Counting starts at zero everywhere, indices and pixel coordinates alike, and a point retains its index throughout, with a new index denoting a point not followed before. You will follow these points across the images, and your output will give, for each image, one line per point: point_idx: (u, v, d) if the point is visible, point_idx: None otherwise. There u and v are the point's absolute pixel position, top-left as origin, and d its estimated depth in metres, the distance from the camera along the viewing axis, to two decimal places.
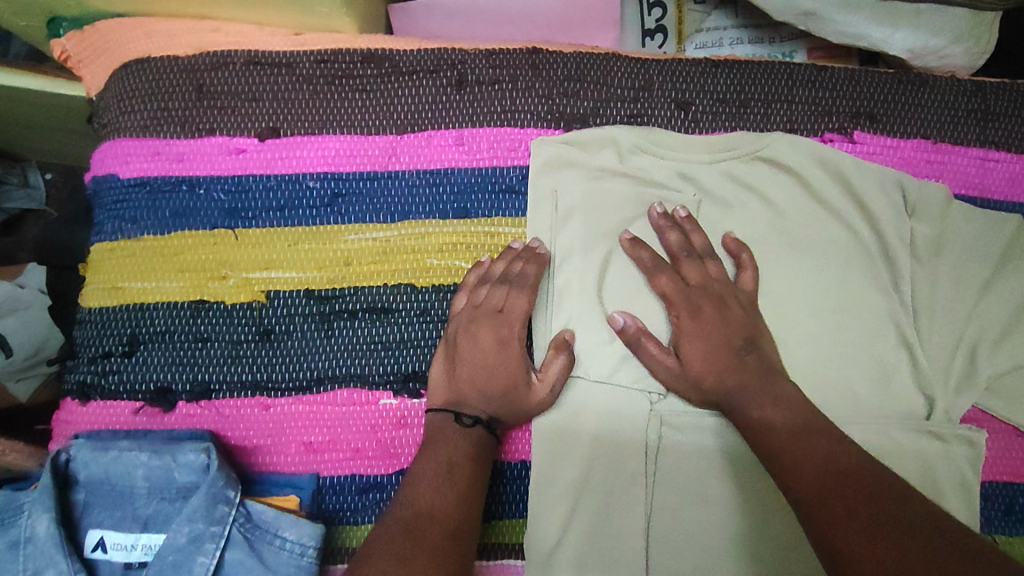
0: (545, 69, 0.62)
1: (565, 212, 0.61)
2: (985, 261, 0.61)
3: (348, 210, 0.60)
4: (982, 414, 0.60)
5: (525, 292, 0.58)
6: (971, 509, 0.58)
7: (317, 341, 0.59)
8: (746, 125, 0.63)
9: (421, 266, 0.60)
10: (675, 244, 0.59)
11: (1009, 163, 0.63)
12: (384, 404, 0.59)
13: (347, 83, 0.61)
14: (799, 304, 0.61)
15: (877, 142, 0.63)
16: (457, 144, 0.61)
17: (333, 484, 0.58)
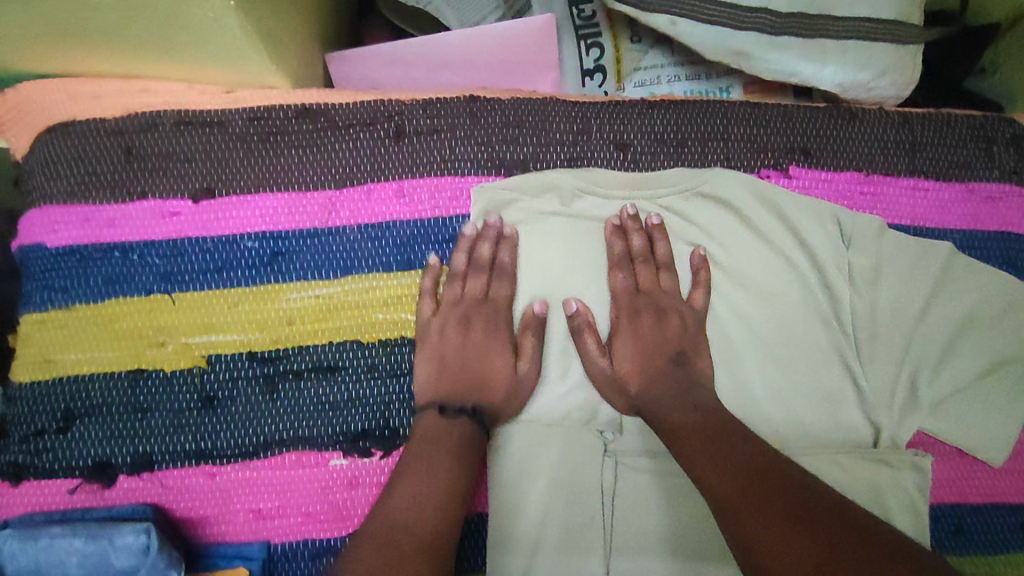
0: (483, 117, 0.62)
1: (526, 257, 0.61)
2: (922, 286, 0.61)
3: (289, 268, 0.59)
4: (927, 437, 0.61)
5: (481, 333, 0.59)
6: (924, 535, 0.58)
7: (261, 404, 0.57)
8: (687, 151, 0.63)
9: (367, 320, 0.59)
10: (637, 271, 0.60)
11: (939, 191, 0.63)
12: (335, 464, 0.57)
13: (282, 140, 0.60)
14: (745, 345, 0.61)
15: (811, 176, 0.63)
16: (398, 196, 0.60)
17: (285, 551, 0.56)
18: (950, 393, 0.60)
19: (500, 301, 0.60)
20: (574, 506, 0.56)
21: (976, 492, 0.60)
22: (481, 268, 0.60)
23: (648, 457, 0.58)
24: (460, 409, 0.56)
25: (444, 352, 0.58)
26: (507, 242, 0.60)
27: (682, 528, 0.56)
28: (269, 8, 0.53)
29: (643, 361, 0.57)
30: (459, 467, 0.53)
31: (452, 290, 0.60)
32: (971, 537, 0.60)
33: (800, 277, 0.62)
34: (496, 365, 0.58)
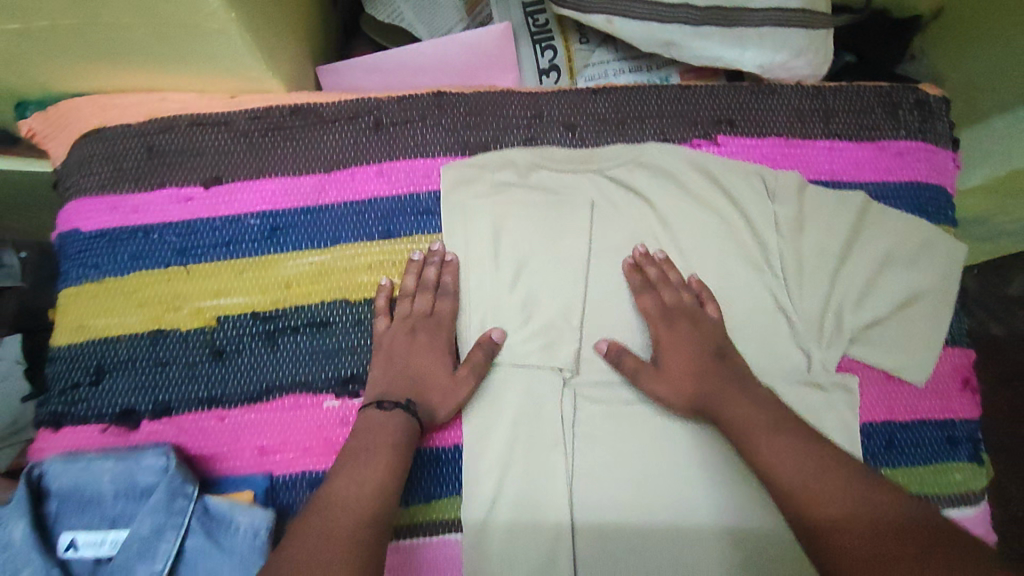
0: (450, 108, 0.71)
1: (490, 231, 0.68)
2: (843, 232, 0.69)
3: (287, 240, 0.69)
4: (856, 363, 0.68)
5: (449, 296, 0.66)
6: (854, 447, 0.65)
7: (264, 355, 0.66)
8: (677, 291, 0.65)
9: (354, 282, 0.68)
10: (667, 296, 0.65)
11: (852, 150, 0.71)
12: (328, 405, 0.66)
13: (278, 134, 0.70)
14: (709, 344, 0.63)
15: (738, 143, 0.71)
16: (378, 176, 0.69)
17: (285, 481, 0.64)
18: (873, 325, 0.68)
19: (443, 315, 0.66)
20: (535, 432, 0.64)
21: (904, 410, 0.67)
22: (426, 288, 0.66)
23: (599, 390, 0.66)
24: (397, 402, 0.59)
25: (406, 326, 0.64)
26: (449, 267, 0.67)
27: (628, 450, 0.64)
28: (266, 24, 0.64)
29: (671, 380, 0.62)
30: (402, 446, 0.57)
31: (402, 308, 0.65)
32: (903, 450, 0.66)
33: (732, 230, 0.69)
34: (434, 362, 0.63)
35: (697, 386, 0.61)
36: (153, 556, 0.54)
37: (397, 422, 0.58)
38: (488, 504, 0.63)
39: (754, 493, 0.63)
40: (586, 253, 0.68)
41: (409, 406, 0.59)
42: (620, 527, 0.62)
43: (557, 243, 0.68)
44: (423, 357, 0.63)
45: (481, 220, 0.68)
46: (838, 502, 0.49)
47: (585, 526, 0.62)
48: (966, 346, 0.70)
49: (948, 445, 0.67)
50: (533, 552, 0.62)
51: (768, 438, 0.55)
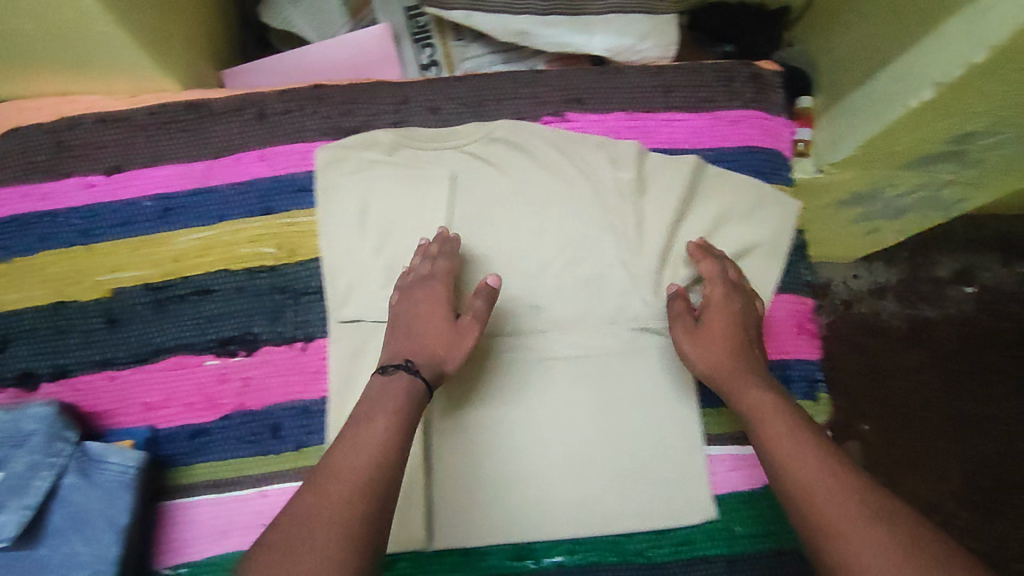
0: (326, 98, 0.78)
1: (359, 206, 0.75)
2: (679, 194, 0.74)
3: (178, 219, 0.76)
4: (694, 310, 0.74)
5: (437, 281, 0.69)
6: (684, 388, 0.72)
7: (154, 321, 0.74)
8: (739, 300, 0.70)
9: (236, 254, 0.75)
10: (732, 275, 0.71)
11: (692, 120, 0.78)
12: (209, 365, 0.73)
13: (173, 127, 0.78)
14: (752, 345, 0.68)
15: (585, 118, 0.77)
16: (261, 160, 0.77)
17: (167, 434, 0.72)
18: (705, 277, 0.74)
19: (439, 271, 0.69)
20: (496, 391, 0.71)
21: None
22: (429, 255, 0.71)
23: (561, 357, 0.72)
24: (398, 364, 0.63)
25: (412, 301, 0.68)
26: (449, 239, 0.72)
27: (579, 412, 0.71)
28: (156, 29, 0.72)
29: (708, 343, 0.67)
30: (404, 409, 0.60)
31: (421, 268, 0.70)
32: None
33: (581, 195, 0.75)
34: (436, 321, 0.67)
35: (728, 366, 0.66)
36: (25, 491, 0.60)
37: (400, 384, 0.62)
38: (441, 452, 0.69)
39: (647, 444, 0.70)
40: (446, 223, 0.75)
41: (409, 366, 0.63)
42: (552, 476, 0.69)
43: (420, 215, 0.75)
44: (425, 320, 0.67)
45: (345, 194, 0.75)
46: (857, 511, 0.50)
47: (514, 474, 0.69)
48: (804, 294, 0.77)
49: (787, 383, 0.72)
50: (471, 498, 0.68)
51: (792, 444, 0.56)
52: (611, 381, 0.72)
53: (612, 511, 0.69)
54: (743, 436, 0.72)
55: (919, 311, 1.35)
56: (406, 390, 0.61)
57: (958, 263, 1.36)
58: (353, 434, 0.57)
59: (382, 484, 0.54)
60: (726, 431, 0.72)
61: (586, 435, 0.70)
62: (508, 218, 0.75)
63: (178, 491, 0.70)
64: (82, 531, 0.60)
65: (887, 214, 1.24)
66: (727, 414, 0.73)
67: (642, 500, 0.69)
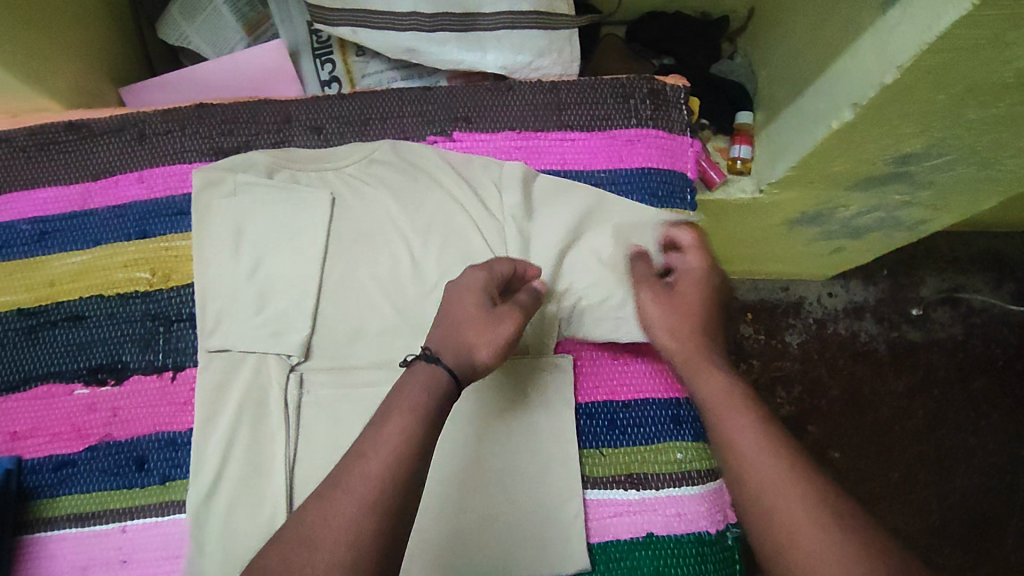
0: (208, 118, 0.76)
1: (235, 228, 0.72)
2: (567, 220, 0.71)
3: (54, 243, 0.74)
4: (577, 344, 0.71)
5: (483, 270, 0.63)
6: (567, 426, 0.68)
7: (24, 348, 0.72)
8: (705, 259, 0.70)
9: (110, 279, 0.73)
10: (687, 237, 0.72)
11: (584, 140, 0.75)
12: (79, 394, 0.71)
13: (53, 149, 0.76)
14: (713, 326, 0.68)
15: (472, 138, 0.75)
16: (139, 181, 0.75)
17: (32, 465, 0.69)
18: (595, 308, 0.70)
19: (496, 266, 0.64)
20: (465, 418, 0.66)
21: (628, 390, 0.70)
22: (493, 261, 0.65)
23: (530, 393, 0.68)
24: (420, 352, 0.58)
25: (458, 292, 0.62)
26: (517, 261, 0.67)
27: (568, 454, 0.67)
28: (23, 48, 0.69)
29: (676, 305, 0.68)
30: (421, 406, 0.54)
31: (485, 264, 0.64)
32: (626, 429, 0.69)
33: (466, 219, 0.72)
34: (469, 306, 0.60)
35: (686, 337, 0.66)
36: None
37: (424, 374, 0.56)
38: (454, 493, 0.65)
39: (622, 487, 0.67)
40: (326, 247, 0.72)
41: (429, 354, 0.57)
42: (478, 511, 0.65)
43: (299, 238, 0.72)
44: (459, 307, 0.61)
45: (219, 216, 0.72)
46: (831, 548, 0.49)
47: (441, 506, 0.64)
48: None
49: (673, 425, 0.69)
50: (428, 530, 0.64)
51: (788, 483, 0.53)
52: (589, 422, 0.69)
53: (513, 559, 0.65)
54: (627, 479, 0.68)
55: (903, 332, 1.40)
56: (428, 387, 0.55)
57: (941, 285, 1.43)
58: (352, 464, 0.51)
59: (392, 532, 0.49)
60: (613, 473, 0.68)
61: (517, 478, 0.66)
62: (390, 243, 0.72)
63: (38, 526, 0.67)
64: None
65: (842, 232, 1.20)
66: (616, 455, 0.68)
67: (535, 556, 0.65)
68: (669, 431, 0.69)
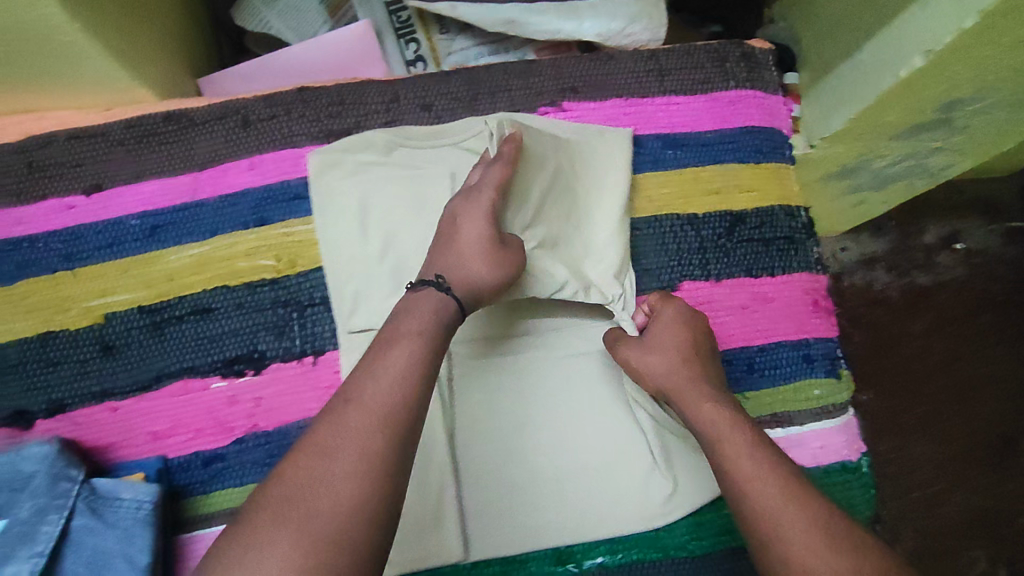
0: (312, 101, 0.75)
1: (360, 210, 0.72)
2: (685, 185, 0.75)
3: (167, 236, 0.72)
4: (695, 286, 0.73)
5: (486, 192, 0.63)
6: None
7: (152, 345, 0.70)
8: (682, 306, 0.69)
9: (233, 269, 0.72)
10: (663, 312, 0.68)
11: (689, 103, 0.77)
12: (216, 387, 0.69)
13: (154, 140, 0.74)
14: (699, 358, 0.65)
15: (582, 107, 0.76)
16: (250, 168, 0.74)
17: (180, 463, 0.68)
18: (719, 262, 0.73)
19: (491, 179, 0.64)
20: (485, 427, 0.68)
21: (759, 335, 0.72)
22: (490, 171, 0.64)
23: (531, 372, 0.69)
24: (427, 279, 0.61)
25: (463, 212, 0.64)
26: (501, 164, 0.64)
27: (567, 425, 0.69)
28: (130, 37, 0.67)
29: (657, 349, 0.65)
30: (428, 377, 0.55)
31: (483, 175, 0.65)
32: (763, 372, 0.71)
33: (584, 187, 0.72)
34: (479, 235, 0.62)
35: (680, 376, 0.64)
36: (33, 539, 0.56)
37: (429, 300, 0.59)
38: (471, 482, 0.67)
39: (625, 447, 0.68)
40: None
41: (439, 284, 0.60)
42: (574, 493, 0.67)
43: (423, 216, 0.72)
44: (469, 233, 0.62)
45: (342, 198, 0.72)
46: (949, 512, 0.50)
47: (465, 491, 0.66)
48: (817, 271, 0.76)
49: (804, 363, 0.72)
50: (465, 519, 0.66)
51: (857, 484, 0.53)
52: (575, 389, 0.70)
53: (629, 512, 0.67)
54: (771, 419, 0.70)
55: (915, 278, 1.26)
56: (436, 310, 0.59)
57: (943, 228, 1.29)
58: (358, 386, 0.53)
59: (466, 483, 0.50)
60: (756, 414, 0.70)
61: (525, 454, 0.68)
62: None
63: (199, 522, 0.67)
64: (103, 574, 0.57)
65: None
66: (757, 398, 0.71)
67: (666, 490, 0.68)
68: (802, 368, 0.72)
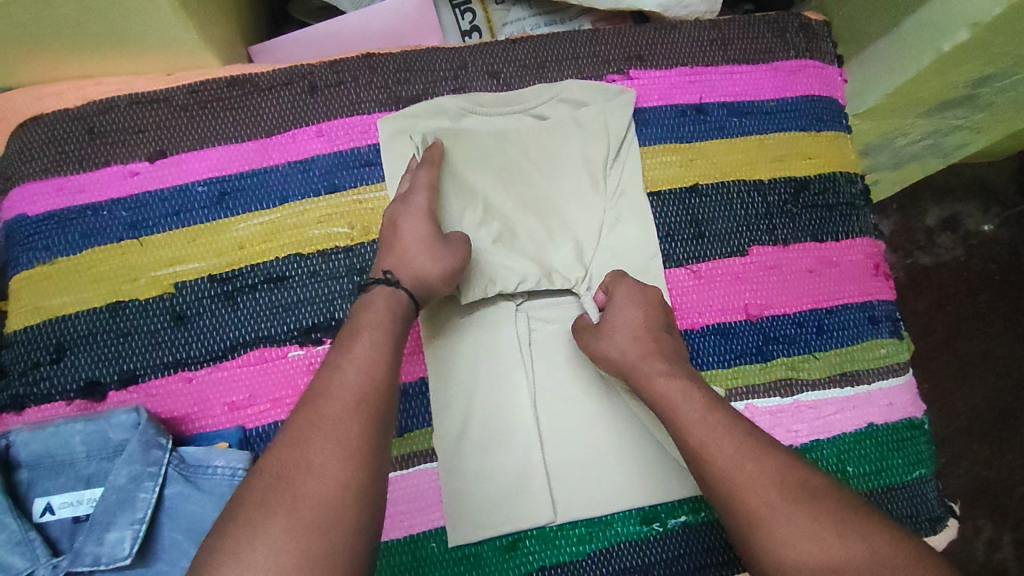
0: (379, 68, 0.74)
1: None
2: (749, 150, 0.76)
3: (235, 204, 0.70)
4: (763, 251, 0.74)
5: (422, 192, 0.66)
6: (781, 330, 0.72)
7: (224, 314, 0.68)
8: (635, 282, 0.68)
9: (305, 236, 0.70)
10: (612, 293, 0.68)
11: (751, 73, 0.78)
12: (294, 356, 0.68)
13: (218, 105, 0.72)
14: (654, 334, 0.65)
15: (648, 76, 0.77)
16: (318, 135, 0.72)
17: (259, 433, 0.66)
18: (785, 226, 0.75)
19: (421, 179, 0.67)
20: (494, 402, 0.67)
21: (829, 297, 0.74)
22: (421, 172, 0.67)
23: (512, 351, 0.68)
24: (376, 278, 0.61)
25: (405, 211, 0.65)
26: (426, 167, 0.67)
27: (554, 403, 0.68)
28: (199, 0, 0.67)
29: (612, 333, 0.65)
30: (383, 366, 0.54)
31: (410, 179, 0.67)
32: (832, 332, 0.73)
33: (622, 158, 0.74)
34: (419, 234, 0.64)
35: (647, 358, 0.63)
36: (132, 506, 0.55)
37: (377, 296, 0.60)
38: (462, 465, 0.66)
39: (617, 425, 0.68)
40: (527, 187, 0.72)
41: (388, 280, 0.61)
42: (565, 472, 0.67)
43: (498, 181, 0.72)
44: (409, 233, 0.64)
45: None
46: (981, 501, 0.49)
47: (463, 473, 0.66)
48: (876, 238, 0.78)
49: (871, 324, 0.74)
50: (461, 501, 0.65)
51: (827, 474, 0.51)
52: (552, 366, 0.69)
53: (622, 491, 0.67)
54: (840, 377, 0.72)
55: (917, 259, 1.17)
56: (385, 304, 0.59)
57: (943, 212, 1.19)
58: (327, 384, 0.53)
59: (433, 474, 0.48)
60: (828, 373, 0.72)
61: (513, 434, 0.67)
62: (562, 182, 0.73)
63: None
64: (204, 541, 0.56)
65: None
66: (828, 356, 0.72)
67: (642, 466, 0.67)
68: (868, 328, 0.74)
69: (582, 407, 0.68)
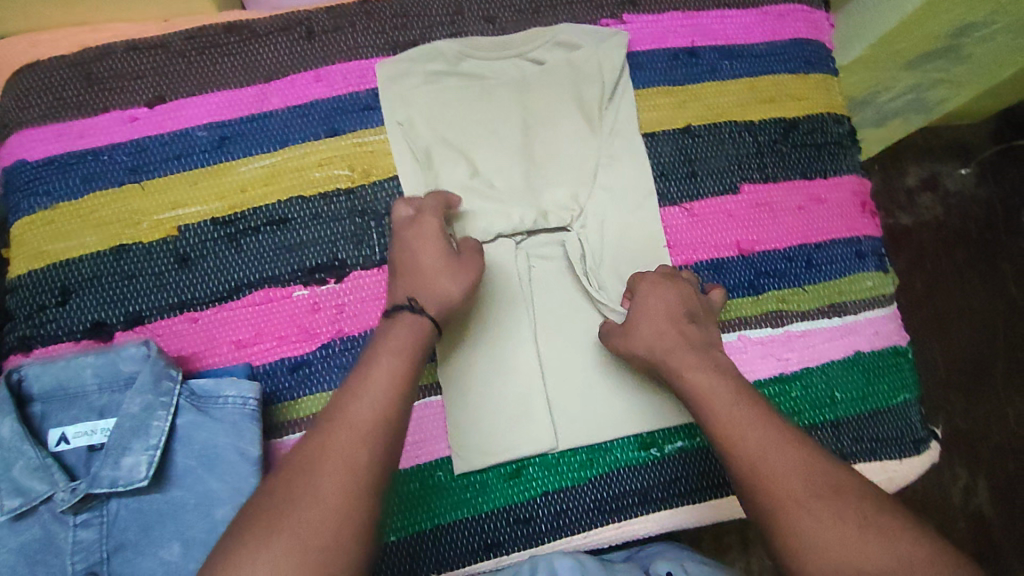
0: (376, 14, 0.75)
1: (433, 117, 0.73)
2: (740, 93, 0.78)
3: (235, 148, 0.71)
4: (754, 189, 0.76)
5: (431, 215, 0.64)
6: (772, 262, 0.74)
7: (228, 255, 0.69)
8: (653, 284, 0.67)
9: (306, 179, 0.71)
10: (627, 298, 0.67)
11: (741, 17, 0.80)
12: (298, 296, 0.69)
13: (215, 51, 0.72)
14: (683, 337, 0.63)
15: (642, 20, 0.78)
16: (317, 80, 0.73)
17: (266, 370, 0.68)
18: (775, 165, 0.77)
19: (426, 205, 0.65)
20: (496, 337, 0.69)
21: (818, 232, 0.76)
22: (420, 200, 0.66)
23: (514, 291, 0.70)
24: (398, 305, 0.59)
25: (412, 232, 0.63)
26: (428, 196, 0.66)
27: (553, 338, 0.70)
28: None
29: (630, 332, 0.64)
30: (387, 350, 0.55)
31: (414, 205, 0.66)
32: (821, 266, 0.75)
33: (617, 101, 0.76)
34: (429, 250, 0.62)
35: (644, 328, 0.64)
36: (145, 433, 0.56)
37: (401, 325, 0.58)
38: (464, 397, 0.68)
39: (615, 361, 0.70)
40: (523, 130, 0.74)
41: (411, 305, 0.59)
42: (565, 404, 0.69)
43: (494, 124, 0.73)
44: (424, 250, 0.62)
45: (416, 103, 0.73)
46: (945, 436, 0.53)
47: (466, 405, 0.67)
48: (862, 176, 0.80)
49: (857, 258, 0.77)
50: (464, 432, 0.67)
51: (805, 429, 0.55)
52: (551, 303, 0.71)
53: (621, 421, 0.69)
54: (828, 308, 0.75)
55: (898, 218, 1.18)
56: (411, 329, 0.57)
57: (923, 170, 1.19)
58: None
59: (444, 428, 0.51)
60: (817, 305, 0.75)
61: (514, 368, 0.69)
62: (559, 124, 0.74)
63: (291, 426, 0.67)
64: (216, 467, 0.57)
65: None
66: (818, 288, 0.75)
67: (640, 398, 0.69)
68: (855, 262, 0.76)
69: (580, 342, 0.70)
